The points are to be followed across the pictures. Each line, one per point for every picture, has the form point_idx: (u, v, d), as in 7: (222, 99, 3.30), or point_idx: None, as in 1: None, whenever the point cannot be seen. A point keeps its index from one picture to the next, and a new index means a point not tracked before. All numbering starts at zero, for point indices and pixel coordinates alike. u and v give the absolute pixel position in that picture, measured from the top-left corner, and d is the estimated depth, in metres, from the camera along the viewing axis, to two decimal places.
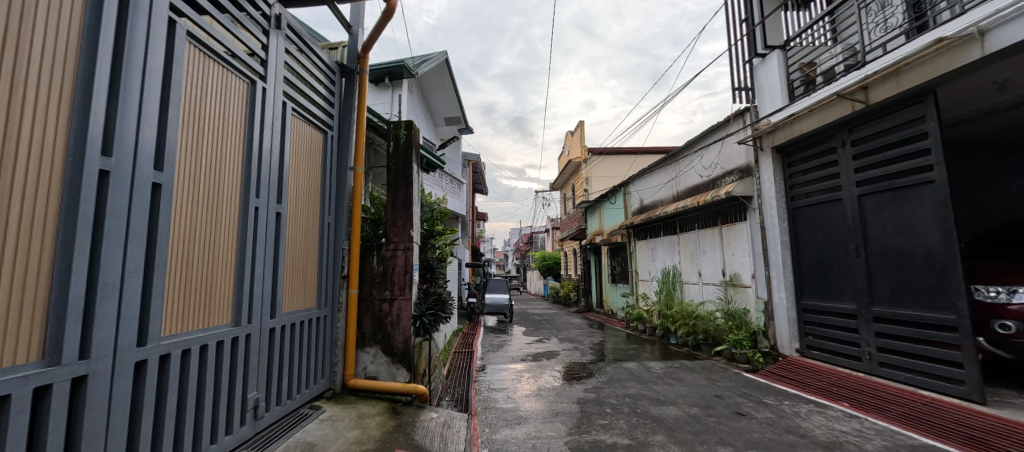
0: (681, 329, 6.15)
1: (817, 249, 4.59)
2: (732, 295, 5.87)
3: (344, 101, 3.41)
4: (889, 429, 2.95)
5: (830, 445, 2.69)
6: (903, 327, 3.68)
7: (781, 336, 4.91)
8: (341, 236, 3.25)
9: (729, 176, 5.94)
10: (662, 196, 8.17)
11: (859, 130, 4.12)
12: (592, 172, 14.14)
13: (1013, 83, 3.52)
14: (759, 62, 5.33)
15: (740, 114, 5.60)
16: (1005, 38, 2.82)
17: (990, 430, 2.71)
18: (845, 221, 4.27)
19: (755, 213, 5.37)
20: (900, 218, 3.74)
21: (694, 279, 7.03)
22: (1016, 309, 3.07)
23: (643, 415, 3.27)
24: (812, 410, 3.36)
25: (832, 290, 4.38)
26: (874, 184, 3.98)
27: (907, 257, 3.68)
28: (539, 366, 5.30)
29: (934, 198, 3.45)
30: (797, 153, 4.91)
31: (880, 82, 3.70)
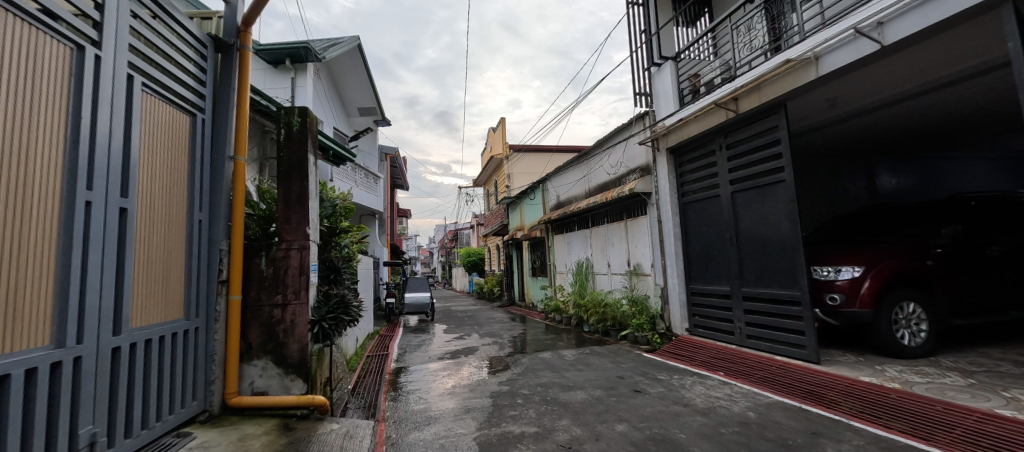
0: (592, 318, 6.55)
1: (702, 240, 5.21)
2: (635, 283, 6.42)
3: (219, 81, 2.97)
4: (751, 392, 3.46)
5: (706, 411, 3.06)
6: (764, 304, 4.33)
7: (674, 318, 5.50)
8: (219, 235, 2.84)
9: (632, 174, 6.46)
10: (576, 192, 8.62)
11: (732, 135, 4.73)
12: (513, 169, 14.43)
13: (840, 101, 4.32)
14: (656, 71, 5.85)
15: (641, 118, 6.12)
16: (834, 63, 3.45)
17: (822, 384, 3.33)
18: (722, 215, 4.90)
19: (653, 208, 5.92)
20: (762, 211, 4.38)
21: (604, 270, 7.53)
22: (841, 284, 3.79)
23: (552, 402, 3.40)
24: (695, 381, 3.81)
25: (714, 275, 5.02)
26: (742, 183, 4.63)
27: (766, 245, 4.33)
28: (457, 363, 5.24)
29: (785, 195, 4.10)
30: (685, 154, 5.51)
31: (748, 95, 4.30)
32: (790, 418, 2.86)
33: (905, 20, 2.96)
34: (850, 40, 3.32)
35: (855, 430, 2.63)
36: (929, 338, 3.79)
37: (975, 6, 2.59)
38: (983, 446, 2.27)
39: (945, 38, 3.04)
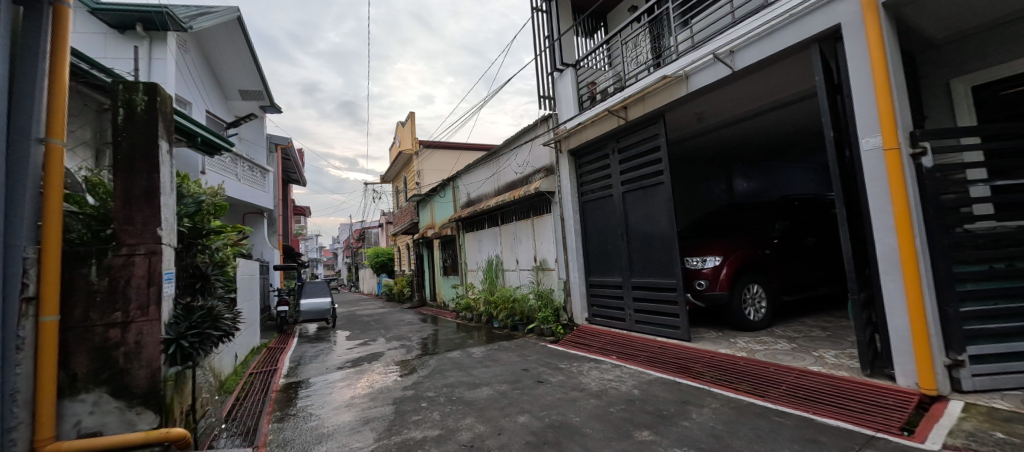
0: (502, 313, 6.70)
1: (598, 236, 5.67)
2: (541, 278, 6.72)
3: (19, 39, 2.27)
4: (637, 371, 3.87)
5: (599, 393, 3.33)
6: (648, 292, 4.87)
7: (575, 309, 5.90)
8: (24, 240, 2.19)
9: (538, 174, 6.73)
10: (486, 191, 8.69)
11: (622, 141, 5.21)
12: (422, 165, 14.01)
13: (705, 116, 5.03)
14: (558, 76, 6.16)
15: (545, 120, 6.41)
16: (699, 83, 4.02)
17: (692, 358, 3.86)
18: (615, 213, 5.37)
19: (557, 207, 6.25)
20: (647, 210, 4.91)
21: (512, 266, 7.73)
22: (707, 272, 4.42)
23: (457, 401, 3.37)
24: (591, 366, 4.13)
25: (609, 267, 5.49)
26: (631, 184, 5.13)
27: (650, 240, 4.87)
28: (358, 371, 4.90)
29: (664, 195, 4.65)
30: (584, 156, 5.91)
31: (635, 105, 4.77)
32: (666, 391, 3.25)
33: (750, 51, 3.57)
34: (711, 63, 3.88)
35: (714, 395, 3.10)
36: (768, 313, 4.64)
37: (798, 43, 3.26)
38: (802, 398, 2.85)
39: (776, 69, 3.76)
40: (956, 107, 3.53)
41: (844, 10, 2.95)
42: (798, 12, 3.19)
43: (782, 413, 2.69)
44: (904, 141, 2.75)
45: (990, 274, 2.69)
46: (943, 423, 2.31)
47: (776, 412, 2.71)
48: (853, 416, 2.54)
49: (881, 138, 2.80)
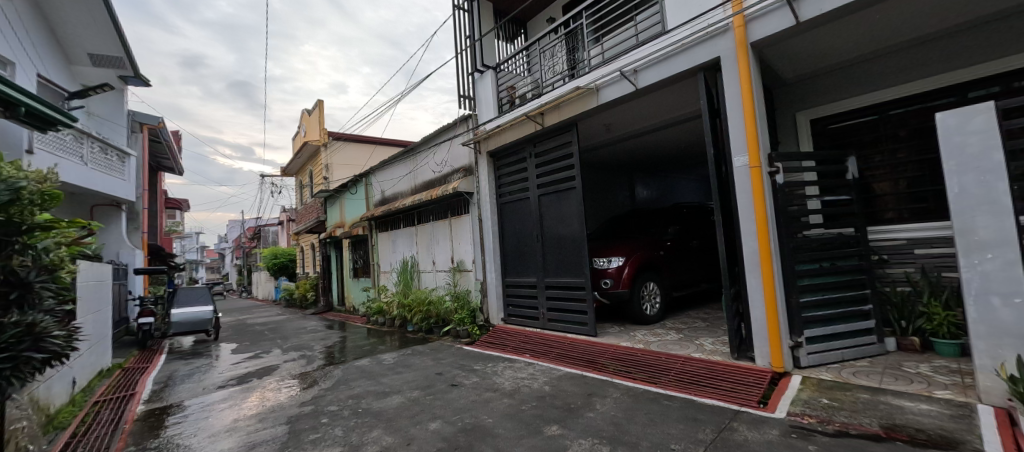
0: (416, 316, 6.48)
1: (515, 238, 5.79)
2: (458, 279, 6.64)
3: None
4: (548, 368, 4.02)
5: (512, 392, 3.38)
6: (560, 291, 5.11)
7: (491, 310, 5.94)
8: None
9: (456, 174, 6.65)
10: (401, 189, 8.33)
11: (539, 145, 5.40)
12: (331, 158, 12.90)
13: (612, 127, 5.45)
14: (479, 77, 6.15)
15: (465, 120, 6.36)
16: (608, 96, 4.34)
17: (597, 352, 4.14)
18: (531, 215, 5.54)
19: (474, 207, 6.24)
20: (560, 213, 5.14)
21: (428, 268, 7.52)
22: (611, 271, 4.79)
23: (362, 414, 3.14)
24: (505, 366, 4.18)
25: (524, 268, 5.64)
26: (546, 188, 5.33)
27: (562, 241, 5.11)
28: (245, 389, 4.30)
29: (575, 199, 4.92)
30: (503, 159, 6.00)
31: (551, 112, 4.97)
32: (574, 385, 3.43)
33: (650, 72, 3.97)
34: (618, 79, 4.22)
35: (615, 385, 3.36)
36: (662, 308, 5.19)
37: (688, 69, 3.70)
38: (686, 382, 3.24)
39: (671, 90, 4.23)
40: (800, 135, 4.34)
41: (723, 46, 3.43)
42: (688, 42, 3.63)
43: (671, 397, 3.02)
44: (763, 161, 3.30)
45: (820, 270, 3.35)
46: (787, 395, 2.81)
47: (665, 397, 3.03)
48: (725, 395, 2.94)
49: (748, 157, 3.31)
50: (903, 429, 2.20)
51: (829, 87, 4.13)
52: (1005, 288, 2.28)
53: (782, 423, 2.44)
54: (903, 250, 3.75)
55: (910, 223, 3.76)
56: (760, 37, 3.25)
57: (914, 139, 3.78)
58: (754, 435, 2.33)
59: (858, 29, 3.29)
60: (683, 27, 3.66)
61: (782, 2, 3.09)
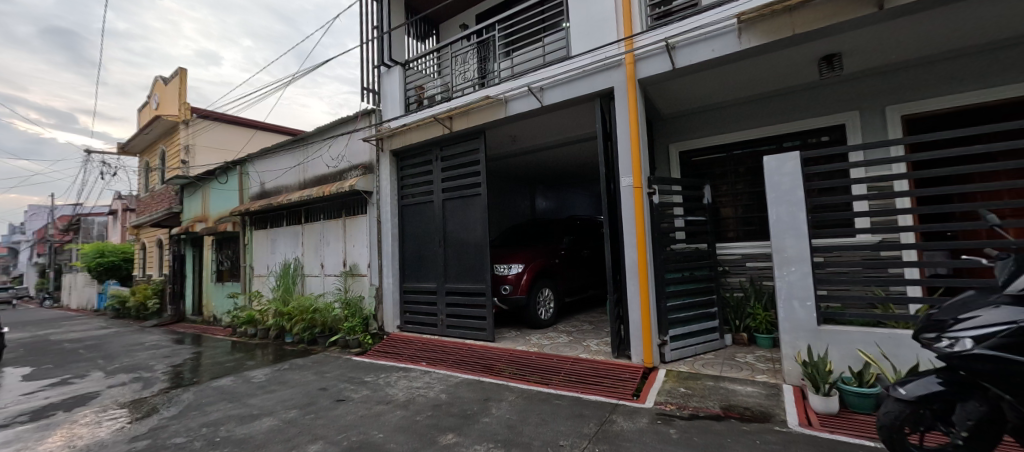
0: (297, 326, 5.77)
1: (416, 241, 5.59)
2: (350, 284, 6.13)
3: None
4: (445, 375, 3.94)
5: (406, 403, 3.23)
6: (460, 297, 5.08)
7: (386, 317, 5.62)
8: None
9: (354, 171, 6.18)
10: (286, 182, 7.40)
11: (446, 149, 5.34)
12: (195, 139, 10.81)
13: (518, 139, 5.67)
14: (385, 71, 5.84)
15: (367, 114, 5.97)
16: (516, 109, 4.51)
17: (494, 357, 4.22)
18: (434, 219, 5.42)
19: (373, 208, 5.85)
20: (464, 218, 5.13)
21: (315, 272, 6.79)
22: (511, 277, 4.94)
23: (221, 443, 2.66)
24: (399, 376, 3.97)
25: (424, 273, 5.48)
26: (451, 192, 5.28)
27: (464, 247, 5.10)
28: (41, 427, 3.28)
29: (480, 206, 4.97)
30: (407, 159, 5.78)
31: (459, 117, 4.96)
32: (470, 391, 3.42)
33: (555, 91, 4.25)
34: (526, 94, 4.42)
35: (510, 389, 3.45)
36: (555, 312, 5.53)
37: (587, 94, 4.06)
38: (574, 381, 3.49)
39: (572, 111, 4.59)
40: (671, 163, 5.09)
41: (616, 78, 3.86)
42: (588, 69, 3.99)
43: (561, 396, 3.21)
44: (643, 182, 3.78)
45: (682, 279, 3.95)
46: (655, 387, 3.23)
47: (555, 396, 3.21)
48: (606, 391, 3.25)
49: (632, 177, 3.76)
50: (735, 408, 2.72)
51: (693, 126, 4.95)
52: (801, 293, 2.99)
53: (651, 412, 2.79)
54: (739, 263, 4.65)
55: (744, 242, 4.69)
56: (646, 75, 3.74)
57: (749, 175, 4.74)
58: (629, 425, 2.62)
59: (716, 81, 4.02)
60: (584, 56, 4.02)
61: (663, 48, 3.61)
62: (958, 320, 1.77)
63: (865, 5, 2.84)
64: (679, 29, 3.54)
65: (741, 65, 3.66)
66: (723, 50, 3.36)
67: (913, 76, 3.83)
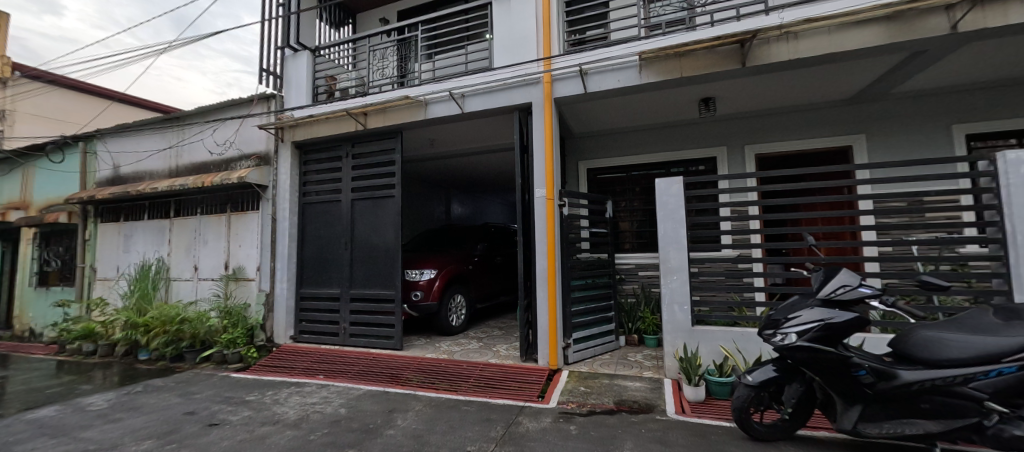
0: (156, 340, 4.82)
1: (318, 243, 5.14)
2: (232, 289, 5.34)
3: None
4: (346, 388, 3.66)
5: (299, 421, 2.92)
6: (366, 303, 4.78)
7: (277, 327, 5.04)
8: None
9: (245, 161, 5.45)
10: (152, 168, 6.21)
11: (358, 146, 5.04)
12: (16, 105, 8.31)
13: (436, 143, 5.60)
14: (290, 54, 5.30)
15: (265, 99, 5.35)
16: (436, 112, 4.46)
17: (401, 366, 4.05)
18: (340, 220, 5.04)
19: (268, 204, 5.22)
20: (375, 220, 4.87)
21: (186, 275, 5.78)
22: (423, 283, 4.82)
23: None
24: (291, 392, 3.58)
25: (326, 278, 5.04)
26: (361, 192, 4.97)
27: (374, 250, 4.83)
28: None
29: (393, 208, 4.78)
30: (312, 153, 5.31)
31: (375, 114, 4.72)
32: (374, 403, 3.24)
33: (476, 100, 4.31)
34: (446, 99, 4.40)
35: (417, 398, 3.34)
36: (467, 318, 5.53)
37: (508, 106, 4.21)
38: (483, 386, 3.53)
39: (492, 121, 4.70)
40: (580, 178, 5.51)
41: (535, 94, 4.07)
42: (509, 83, 4.14)
43: (469, 402, 3.22)
44: (555, 194, 4.02)
45: (586, 285, 4.27)
46: (558, 387, 3.42)
47: (464, 402, 3.21)
48: (514, 393, 3.35)
49: (545, 189, 3.98)
50: (626, 403, 3.02)
51: (600, 146, 5.43)
52: (681, 298, 3.46)
53: (554, 411, 2.96)
54: (633, 272, 5.20)
55: (638, 253, 5.26)
56: (561, 95, 4.02)
57: (644, 194, 5.35)
58: (534, 425, 2.74)
59: (620, 109, 4.48)
60: (506, 69, 4.16)
61: (577, 72, 3.92)
62: (788, 319, 2.22)
63: (733, 61, 3.45)
64: (591, 57, 3.88)
65: (640, 97, 4.14)
66: (627, 81, 3.78)
67: (764, 122, 4.75)
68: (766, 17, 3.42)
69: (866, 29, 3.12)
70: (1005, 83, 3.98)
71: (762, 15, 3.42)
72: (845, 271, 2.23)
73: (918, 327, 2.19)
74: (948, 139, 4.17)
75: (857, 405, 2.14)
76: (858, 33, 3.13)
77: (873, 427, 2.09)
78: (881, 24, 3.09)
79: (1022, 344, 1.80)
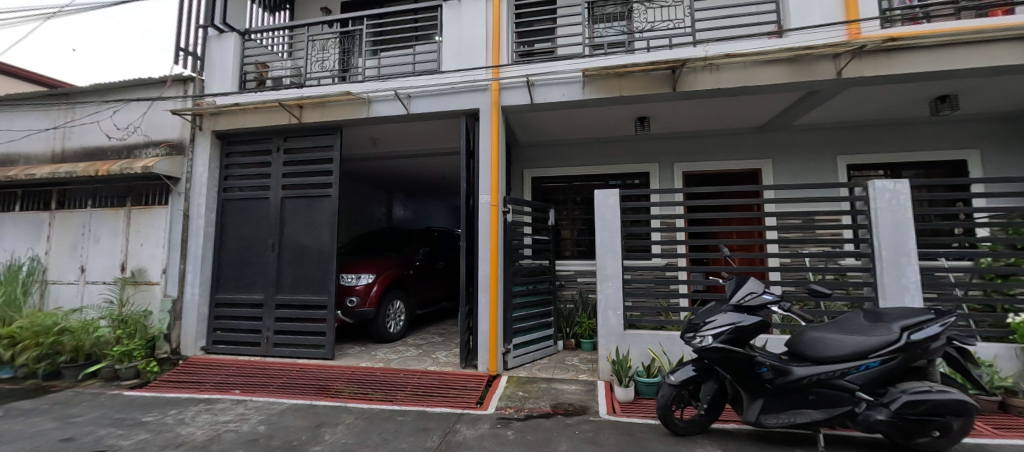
0: (23, 355, 4.04)
1: (239, 244, 4.68)
2: (129, 295, 4.65)
3: None
4: (266, 402, 3.35)
5: (208, 442, 2.62)
6: (294, 310, 4.44)
7: (185, 337, 4.49)
8: None
9: (152, 149, 4.83)
10: (27, 150, 5.27)
11: (291, 141, 4.70)
12: None
13: (378, 143, 5.39)
14: (215, 36, 4.82)
15: (181, 82, 4.79)
16: (379, 111, 4.31)
17: (332, 377, 3.80)
18: (267, 219, 4.65)
19: (179, 199, 4.66)
20: (307, 220, 4.55)
21: (69, 278, 4.95)
22: (359, 289, 4.59)
23: None
24: (199, 410, 3.20)
25: (247, 282, 4.60)
26: (293, 190, 4.63)
27: (305, 253, 4.51)
28: None
29: (328, 208, 4.51)
30: (236, 145, 4.85)
31: (312, 108, 4.44)
32: (299, 418, 3.00)
33: (422, 101, 4.23)
34: (391, 98, 4.27)
35: (348, 410, 3.16)
36: (406, 325, 5.35)
37: (455, 111, 4.18)
38: (420, 394, 3.43)
39: (438, 124, 4.64)
40: (524, 186, 5.62)
41: (482, 100, 4.10)
42: (457, 87, 4.13)
43: (405, 412, 3.11)
44: (500, 201, 4.07)
45: (527, 291, 4.35)
46: (497, 393, 3.43)
47: (399, 413, 3.09)
48: (451, 401, 3.30)
49: (490, 195, 4.01)
50: (562, 406, 3.11)
51: (544, 156, 5.59)
52: (615, 304, 3.66)
53: (492, 418, 2.96)
54: (572, 278, 5.40)
55: (577, 260, 5.48)
56: (508, 104, 4.08)
57: (584, 203, 5.60)
58: (471, 433, 2.72)
59: (564, 121, 4.67)
60: (454, 73, 4.15)
61: (524, 82, 4.01)
62: (706, 323, 2.45)
63: (665, 85, 3.76)
64: (538, 69, 4.01)
65: (583, 111, 4.34)
66: (571, 95, 3.95)
67: (691, 143, 5.21)
68: (694, 48, 3.78)
69: (773, 68, 3.57)
70: (874, 124, 4.77)
71: (691, 46, 3.78)
72: (752, 280, 2.52)
73: (808, 328, 2.52)
74: (834, 167, 4.88)
75: (759, 399, 2.39)
76: (767, 70, 3.58)
77: (772, 417, 2.37)
78: (785, 64, 3.55)
79: (882, 342, 2.18)
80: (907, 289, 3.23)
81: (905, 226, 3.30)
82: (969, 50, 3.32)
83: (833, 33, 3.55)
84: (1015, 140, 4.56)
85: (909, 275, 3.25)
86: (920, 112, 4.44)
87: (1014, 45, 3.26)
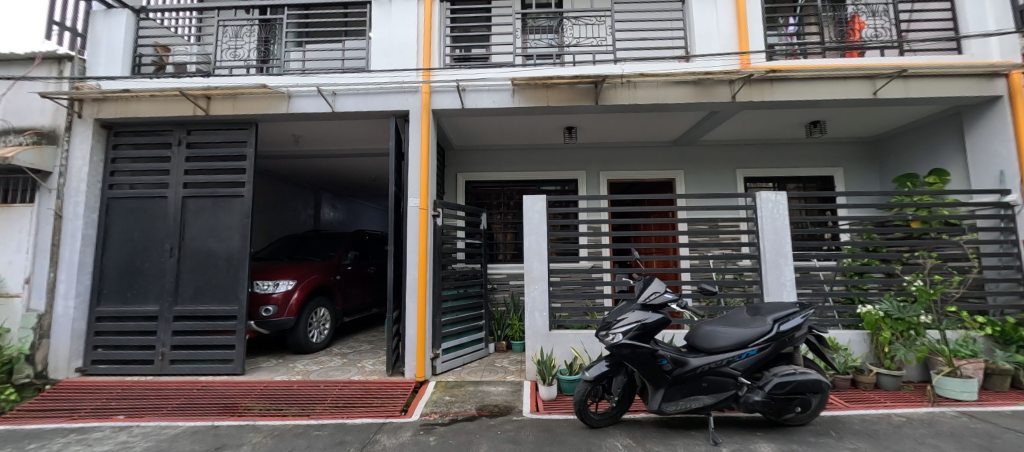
0: None
1: (128, 248, 4.12)
2: None
3: None
4: (157, 427, 2.99)
5: None
6: (196, 322, 4.01)
7: (56, 357, 3.84)
8: None
9: (12, 136, 4.06)
10: None
11: (196, 135, 4.26)
12: None
13: (301, 141, 5.06)
14: (101, 11, 4.22)
15: (55, 61, 4.12)
16: (300, 107, 4.06)
17: (240, 395, 3.49)
18: (165, 220, 4.15)
19: (49, 195, 3.97)
20: (214, 222, 4.14)
21: None
22: (276, 296, 4.27)
23: None
24: (68, 442, 2.76)
25: (139, 291, 4.07)
26: (198, 189, 4.18)
27: (211, 258, 4.09)
28: None
29: (240, 210, 4.14)
30: (127, 136, 4.28)
31: (221, 100, 4.06)
32: (195, 442, 2.71)
33: (348, 100, 4.06)
34: (314, 94, 4.05)
35: (256, 429, 2.92)
36: (330, 334, 5.05)
37: (383, 111, 4.07)
38: (339, 406, 3.27)
39: (366, 124, 4.48)
40: (457, 189, 5.61)
41: (412, 102, 4.03)
42: (386, 87, 4.02)
43: (322, 425, 2.95)
44: (429, 204, 4.03)
45: (458, 295, 4.34)
46: (424, 399, 3.38)
47: (315, 427, 2.93)
48: (375, 411, 3.19)
49: (419, 199, 3.95)
50: (487, 408, 3.16)
51: (477, 160, 5.64)
52: (540, 306, 3.80)
53: (414, 425, 2.92)
54: (504, 281, 5.48)
55: (509, 263, 5.58)
56: (438, 107, 4.07)
57: (516, 208, 5.73)
58: (391, 442, 2.66)
59: (495, 127, 4.74)
60: (383, 74, 4.04)
61: (454, 87, 4.03)
62: (618, 320, 2.62)
63: (588, 98, 4.00)
64: (468, 75, 4.05)
65: (513, 118, 4.46)
66: (501, 102, 4.05)
67: (615, 153, 5.58)
68: (613, 65, 4.06)
69: (681, 88, 3.96)
70: (763, 143, 5.47)
71: (611, 63, 4.05)
72: (656, 280, 2.76)
73: (702, 322, 2.83)
74: (734, 180, 5.52)
75: (661, 389, 2.60)
76: (676, 91, 3.96)
77: (671, 404, 2.61)
78: (691, 86, 3.96)
79: (758, 333, 2.54)
80: (784, 285, 3.75)
81: (783, 232, 3.83)
82: (832, 84, 3.95)
83: (730, 62, 4.04)
84: (867, 160, 5.52)
85: (787, 274, 3.77)
86: (797, 134, 5.18)
87: (863, 82, 3.94)
